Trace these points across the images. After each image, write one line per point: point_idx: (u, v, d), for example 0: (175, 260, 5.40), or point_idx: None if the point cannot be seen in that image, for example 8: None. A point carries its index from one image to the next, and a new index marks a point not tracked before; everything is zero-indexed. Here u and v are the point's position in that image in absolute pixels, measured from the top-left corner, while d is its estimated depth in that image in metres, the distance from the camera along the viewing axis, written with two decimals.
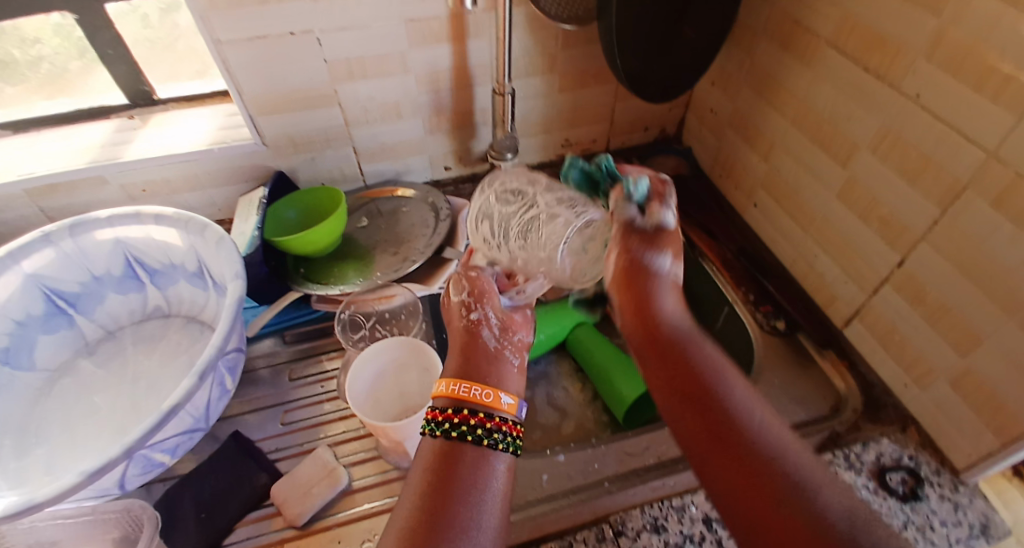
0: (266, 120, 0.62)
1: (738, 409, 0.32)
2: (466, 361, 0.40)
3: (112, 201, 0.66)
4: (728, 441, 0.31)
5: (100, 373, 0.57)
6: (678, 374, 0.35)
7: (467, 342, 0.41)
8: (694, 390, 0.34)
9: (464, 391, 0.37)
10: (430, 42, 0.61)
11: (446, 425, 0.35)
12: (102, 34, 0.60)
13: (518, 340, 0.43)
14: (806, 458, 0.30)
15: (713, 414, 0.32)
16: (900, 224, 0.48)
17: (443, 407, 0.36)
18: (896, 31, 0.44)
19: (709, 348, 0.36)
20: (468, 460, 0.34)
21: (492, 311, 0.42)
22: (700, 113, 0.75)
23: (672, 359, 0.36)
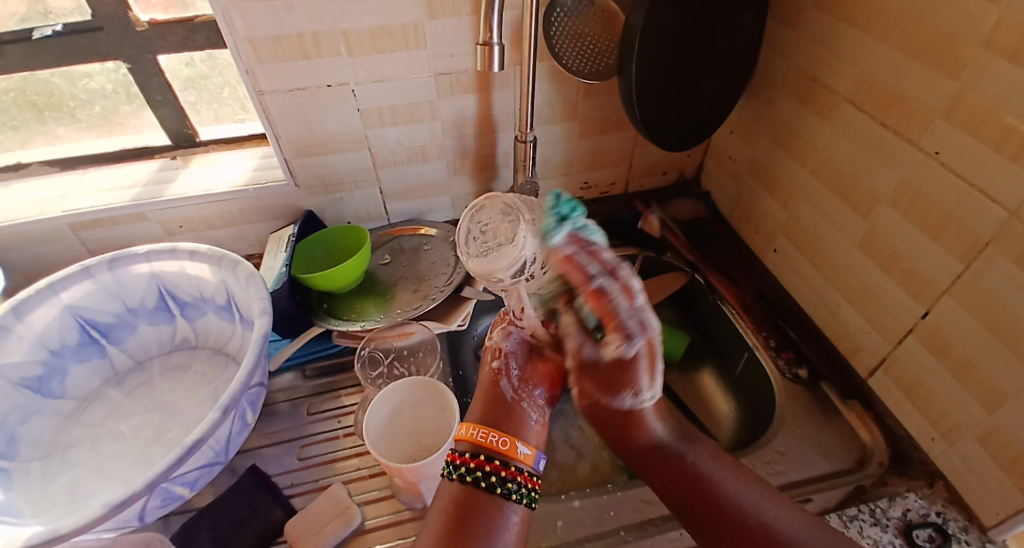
0: (300, 162, 0.65)
1: (727, 494, 0.40)
2: (486, 404, 0.43)
3: (150, 236, 0.69)
4: (732, 531, 0.38)
5: (127, 401, 0.59)
6: (678, 484, 0.42)
7: (490, 386, 0.44)
8: (714, 524, 0.39)
9: (482, 437, 0.39)
10: (457, 93, 0.64)
11: (463, 470, 0.38)
12: (152, 81, 0.65)
13: (541, 393, 0.44)
14: (786, 518, 0.38)
15: (713, 507, 0.40)
16: (924, 277, 0.47)
17: (465, 451, 0.39)
18: (913, 91, 0.45)
19: (688, 450, 0.43)
20: (481, 506, 0.37)
21: (515, 361, 0.45)
22: (719, 158, 0.77)
23: (667, 471, 0.43)
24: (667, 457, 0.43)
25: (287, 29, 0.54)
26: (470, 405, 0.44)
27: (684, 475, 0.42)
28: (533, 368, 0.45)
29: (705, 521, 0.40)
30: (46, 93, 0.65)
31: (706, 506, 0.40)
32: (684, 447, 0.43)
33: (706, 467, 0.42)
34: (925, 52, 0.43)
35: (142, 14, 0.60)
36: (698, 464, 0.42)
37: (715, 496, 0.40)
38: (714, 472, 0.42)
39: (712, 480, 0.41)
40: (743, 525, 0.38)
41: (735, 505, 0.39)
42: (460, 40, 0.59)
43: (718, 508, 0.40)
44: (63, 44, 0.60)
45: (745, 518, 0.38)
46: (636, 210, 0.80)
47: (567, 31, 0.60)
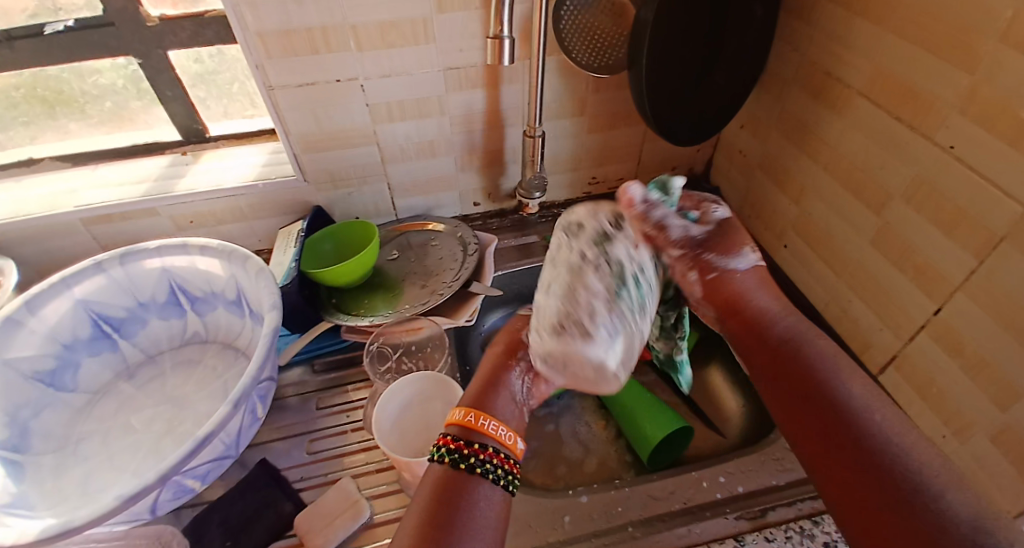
0: (308, 157, 0.65)
1: (835, 393, 0.37)
2: (485, 389, 0.42)
3: (160, 231, 0.70)
4: (845, 455, 0.34)
5: (137, 395, 0.60)
6: (800, 402, 0.38)
7: (494, 372, 0.43)
8: (817, 420, 0.37)
9: (494, 429, 0.38)
10: (465, 88, 0.64)
11: (455, 453, 0.36)
12: (162, 76, 0.65)
13: (541, 392, 0.44)
14: (900, 433, 0.34)
15: (833, 430, 0.36)
16: (937, 274, 0.47)
17: (457, 436, 0.38)
18: (929, 85, 0.44)
19: (820, 341, 0.41)
20: (472, 491, 0.35)
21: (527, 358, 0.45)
22: (729, 153, 0.76)
23: (779, 360, 0.41)
24: (798, 368, 0.40)
25: (295, 23, 0.54)
26: (467, 386, 0.42)
27: (809, 380, 0.39)
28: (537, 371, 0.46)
29: (822, 438, 0.36)
30: (58, 89, 0.65)
31: (822, 425, 0.36)
32: (804, 339, 0.41)
33: (848, 391, 0.37)
34: (940, 44, 0.42)
35: (152, 10, 0.60)
36: (838, 388, 0.37)
37: (838, 417, 0.36)
38: (856, 399, 0.36)
39: (843, 401, 0.36)
40: (846, 428, 0.35)
41: (861, 431, 0.35)
42: (468, 35, 0.59)
43: (839, 427, 0.35)
44: (74, 40, 0.60)
45: (848, 423, 0.35)
46: None
47: (577, 24, 0.59)
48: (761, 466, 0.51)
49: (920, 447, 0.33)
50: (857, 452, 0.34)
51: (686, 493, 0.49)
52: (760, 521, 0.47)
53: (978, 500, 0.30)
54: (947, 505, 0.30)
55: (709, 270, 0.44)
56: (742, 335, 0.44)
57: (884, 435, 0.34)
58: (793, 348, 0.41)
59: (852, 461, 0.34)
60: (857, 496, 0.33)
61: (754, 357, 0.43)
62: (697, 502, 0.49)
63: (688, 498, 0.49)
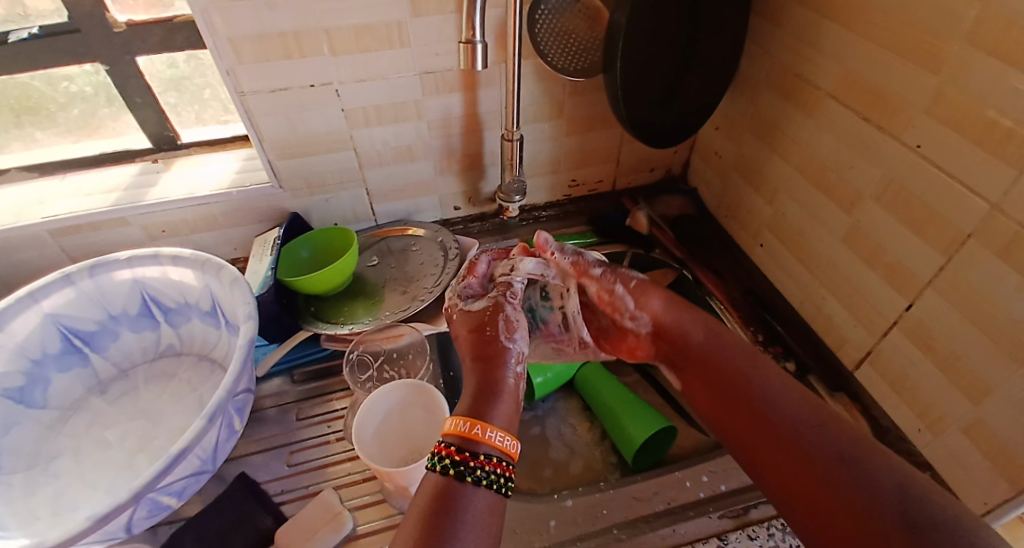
0: (283, 164, 0.64)
1: (764, 400, 0.41)
2: (478, 392, 0.42)
3: (132, 241, 0.68)
4: (791, 461, 0.37)
5: (110, 410, 0.58)
6: (738, 420, 0.42)
7: (486, 376, 0.44)
8: (752, 426, 0.41)
9: (495, 439, 0.38)
10: (443, 92, 0.64)
11: (448, 462, 0.36)
12: (131, 83, 0.64)
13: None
14: (826, 424, 0.38)
15: (772, 432, 0.39)
16: (908, 271, 0.48)
17: (454, 445, 0.37)
18: (895, 87, 0.45)
19: (742, 357, 0.45)
20: (467, 501, 0.35)
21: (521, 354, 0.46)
22: (705, 155, 0.77)
23: (711, 386, 0.45)
24: (730, 385, 0.44)
25: (268, 28, 0.53)
26: (457, 404, 0.42)
27: (742, 396, 0.43)
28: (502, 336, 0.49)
29: (763, 446, 0.39)
30: (21, 97, 0.63)
31: (765, 429, 0.40)
32: (749, 367, 0.44)
33: (766, 389, 0.42)
34: (907, 46, 0.43)
35: (119, 15, 0.59)
36: (763, 392, 0.42)
37: (771, 419, 0.40)
38: (775, 396, 0.41)
39: (771, 405, 0.41)
40: (773, 426, 0.39)
41: (795, 430, 0.38)
42: (445, 39, 0.59)
43: (766, 429, 0.40)
44: (36, 47, 0.58)
45: (776, 423, 0.39)
46: (624, 208, 0.80)
47: (551, 29, 0.60)
48: None
49: (844, 429, 0.37)
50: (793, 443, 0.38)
51: (670, 493, 0.50)
52: (742, 518, 0.47)
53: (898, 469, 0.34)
54: (880, 478, 0.33)
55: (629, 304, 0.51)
56: (694, 381, 0.47)
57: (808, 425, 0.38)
58: (714, 369, 0.46)
59: (793, 458, 0.37)
60: (798, 494, 0.36)
61: (699, 393, 0.47)
62: (680, 502, 0.49)
63: (672, 498, 0.49)
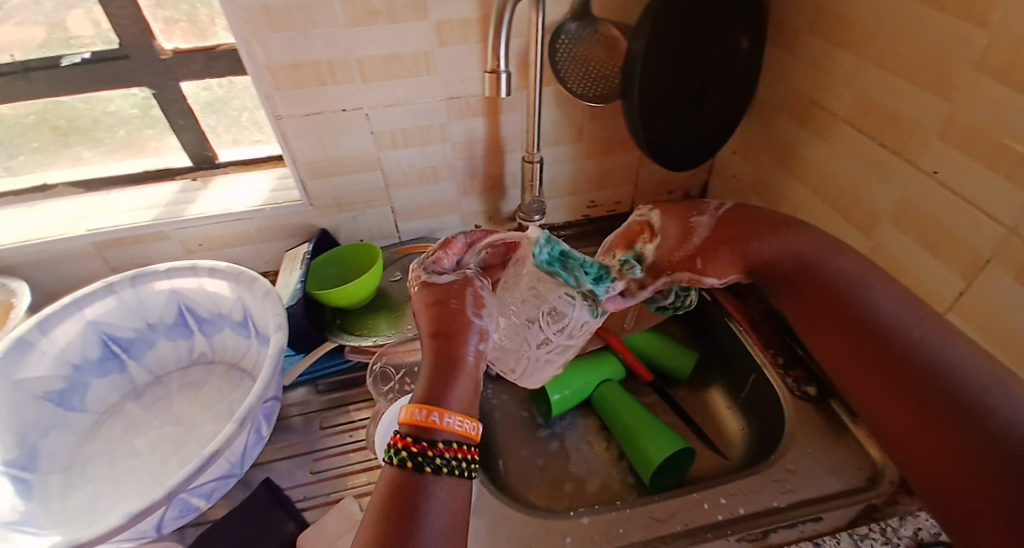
0: (314, 183, 0.68)
1: (883, 319, 0.34)
2: (434, 379, 0.36)
3: (171, 255, 0.72)
4: (930, 421, 0.29)
5: (144, 416, 0.60)
6: (855, 358, 0.34)
7: (442, 357, 0.37)
8: (858, 347, 0.34)
9: (425, 417, 0.33)
10: (467, 116, 0.67)
11: (399, 452, 0.32)
12: (175, 106, 0.68)
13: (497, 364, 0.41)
14: (960, 354, 0.30)
15: (881, 368, 0.33)
16: (927, 293, 0.48)
17: (407, 434, 0.33)
18: (908, 113, 0.46)
19: (877, 290, 0.35)
20: (426, 493, 0.31)
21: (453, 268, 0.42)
22: (724, 177, 0.77)
23: (842, 317, 0.36)
24: (846, 318, 0.35)
25: (304, 57, 0.56)
26: (417, 381, 0.36)
27: (853, 318, 0.35)
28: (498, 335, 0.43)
29: (880, 396, 0.33)
30: (75, 118, 0.68)
31: (851, 345, 0.35)
32: (860, 286, 0.36)
33: (875, 300, 0.35)
34: (918, 73, 0.44)
35: (166, 43, 0.63)
36: (874, 306, 0.34)
37: (881, 347, 0.33)
38: (892, 312, 0.34)
39: (884, 331, 0.33)
40: (889, 357, 0.32)
41: (930, 373, 0.30)
42: (469, 68, 0.62)
43: (893, 370, 0.32)
44: (91, 72, 0.63)
45: (886, 341, 0.33)
46: None
47: (571, 56, 0.62)
48: (763, 486, 0.51)
49: (951, 342, 0.31)
50: (897, 367, 0.32)
51: (688, 514, 0.49)
52: (761, 541, 0.47)
53: (1020, 396, 0.28)
54: (998, 419, 0.27)
55: (693, 214, 0.44)
56: (813, 300, 0.38)
57: (934, 347, 0.31)
58: (829, 285, 0.37)
59: (921, 427, 0.30)
60: (905, 441, 0.31)
61: (823, 336, 0.37)
62: (698, 523, 0.49)
63: (690, 519, 0.49)
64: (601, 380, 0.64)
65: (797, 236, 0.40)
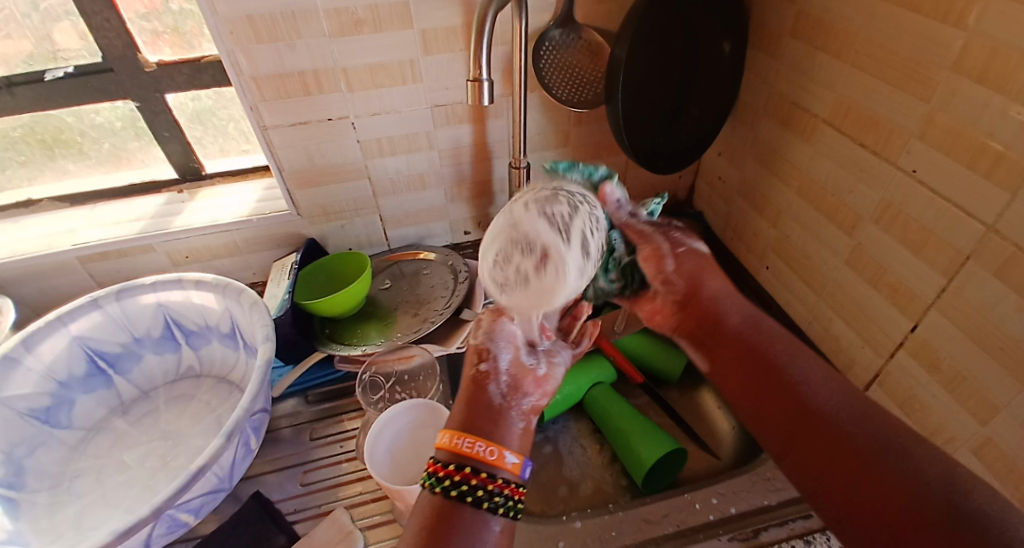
0: (301, 193, 0.68)
1: (800, 382, 0.37)
2: (469, 409, 0.40)
3: (157, 267, 0.71)
4: (865, 477, 0.31)
5: (131, 432, 0.60)
6: (774, 414, 0.37)
7: (472, 401, 0.41)
8: (779, 403, 0.37)
9: (465, 445, 0.37)
10: (453, 123, 0.67)
11: (446, 482, 0.35)
12: (160, 118, 0.68)
13: (527, 400, 0.42)
14: (886, 425, 0.33)
15: (806, 430, 0.35)
16: (909, 290, 0.49)
17: (445, 461, 0.37)
18: (887, 115, 0.47)
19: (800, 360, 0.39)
20: (460, 520, 0.34)
21: (500, 363, 0.43)
22: (710, 180, 0.78)
23: (753, 378, 0.40)
24: (756, 367, 0.40)
25: (289, 67, 0.57)
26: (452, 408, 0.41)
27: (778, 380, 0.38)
28: (520, 374, 0.43)
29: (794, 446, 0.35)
30: (57, 131, 0.67)
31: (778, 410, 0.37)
32: (789, 354, 0.39)
33: (798, 372, 0.38)
34: (896, 75, 0.45)
35: (150, 56, 0.63)
36: (792, 370, 0.38)
37: (815, 419, 0.35)
38: (810, 381, 0.37)
39: (800, 396, 0.36)
40: (806, 414, 0.35)
41: (861, 441, 0.32)
42: (454, 75, 0.62)
43: (812, 425, 0.35)
44: (74, 86, 0.62)
45: (804, 402, 0.36)
46: None
47: (555, 62, 0.63)
48: (753, 486, 0.51)
49: (886, 418, 0.33)
50: (831, 434, 0.34)
51: (679, 516, 0.50)
52: (753, 541, 0.47)
53: (973, 479, 0.29)
54: (923, 468, 0.30)
55: (680, 245, 0.46)
56: (729, 360, 0.42)
57: (839, 413, 0.34)
58: (762, 348, 0.40)
59: (859, 485, 0.31)
60: (858, 506, 0.31)
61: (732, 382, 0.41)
62: (690, 524, 0.49)
63: (681, 520, 0.49)
64: (591, 383, 0.64)
65: (739, 300, 0.44)
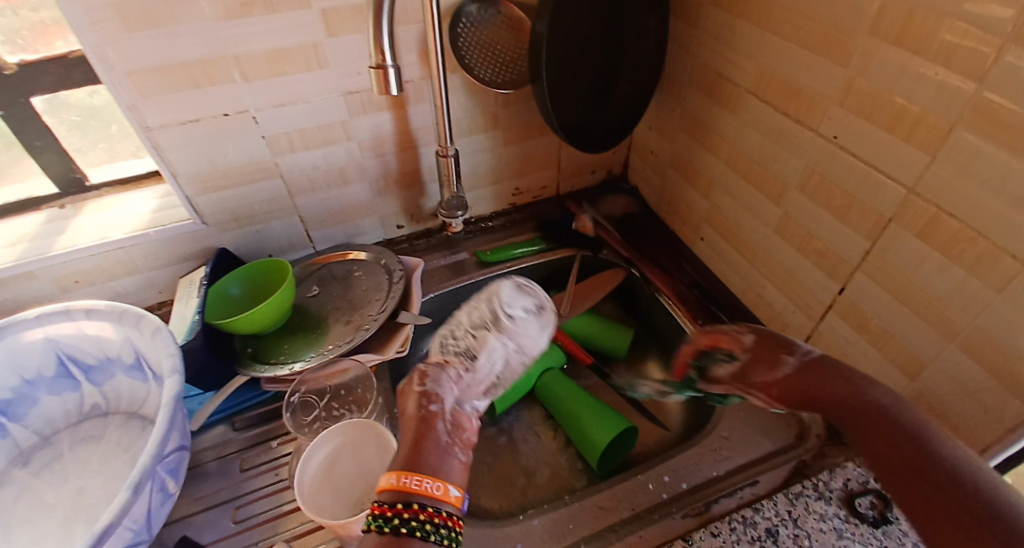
0: (205, 199, 0.61)
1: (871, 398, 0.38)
2: (411, 450, 0.38)
3: (45, 297, 0.62)
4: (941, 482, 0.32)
5: (33, 482, 0.53)
6: (871, 434, 0.37)
7: (419, 433, 0.40)
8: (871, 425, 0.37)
9: (415, 483, 0.35)
10: (370, 110, 0.61)
11: (395, 520, 0.33)
12: (31, 126, 0.59)
13: (465, 435, 0.42)
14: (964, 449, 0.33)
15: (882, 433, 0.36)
16: (835, 253, 0.49)
17: (390, 501, 0.34)
18: (808, 82, 0.46)
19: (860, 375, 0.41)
20: None
21: (446, 404, 0.43)
22: (643, 154, 0.77)
23: (814, 390, 0.42)
24: (849, 408, 0.39)
25: (170, 58, 0.49)
26: (396, 449, 0.39)
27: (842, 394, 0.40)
28: (462, 420, 0.44)
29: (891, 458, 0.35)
30: None
31: (875, 434, 0.37)
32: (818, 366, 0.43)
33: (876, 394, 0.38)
34: (816, 40, 0.44)
35: (6, 55, 0.54)
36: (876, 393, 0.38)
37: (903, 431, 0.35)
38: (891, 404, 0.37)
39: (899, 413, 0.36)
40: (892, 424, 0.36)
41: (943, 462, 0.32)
42: (365, 58, 0.57)
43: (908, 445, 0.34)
44: None
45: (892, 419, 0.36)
46: (570, 211, 0.77)
47: (475, 41, 0.59)
48: (702, 458, 0.52)
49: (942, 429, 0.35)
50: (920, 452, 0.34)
51: (633, 499, 0.49)
52: (705, 514, 0.48)
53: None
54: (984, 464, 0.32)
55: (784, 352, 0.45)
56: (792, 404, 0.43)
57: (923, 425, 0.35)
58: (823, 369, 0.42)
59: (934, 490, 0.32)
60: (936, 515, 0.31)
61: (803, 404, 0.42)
62: (645, 506, 0.49)
63: (635, 503, 0.49)
64: (541, 371, 0.62)
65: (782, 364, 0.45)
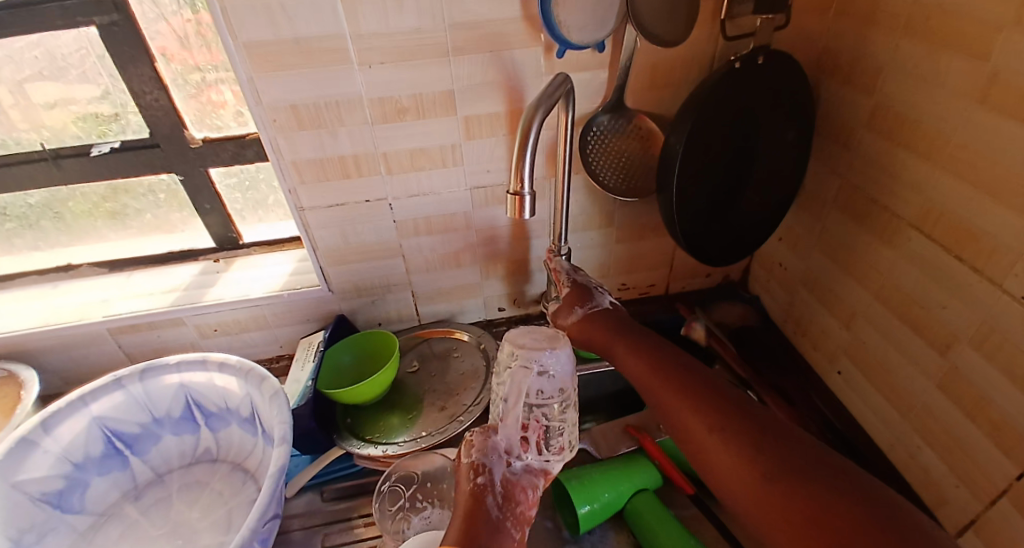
0: (334, 269, 0.65)
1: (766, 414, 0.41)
2: (464, 525, 0.36)
3: (184, 339, 0.70)
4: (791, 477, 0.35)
5: (142, 521, 0.57)
6: (731, 426, 0.40)
7: (471, 510, 0.37)
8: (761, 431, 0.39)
9: None
10: (491, 204, 0.64)
11: None
12: (204, 192, 0.68)
13: (520, 509, 0.39)
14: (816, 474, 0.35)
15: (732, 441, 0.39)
16: (1015, 431, 0.41)
17: None
18: (988, 229, 0.41)
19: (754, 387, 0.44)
20: None
21: (495, 477, 0.40)
22: (767, 265, 0.73)
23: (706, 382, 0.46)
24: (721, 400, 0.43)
25: (329, 152, 0.55)
26: (448, 524, 0.37)
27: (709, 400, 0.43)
28: (516, 493, 0.40)
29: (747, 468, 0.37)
30: (102, 201, 0.68)
31: (736, 412, 0.41)
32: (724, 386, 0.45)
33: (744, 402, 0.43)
34: (997, 186, 0.39)
35: (195, 132, 0.64)
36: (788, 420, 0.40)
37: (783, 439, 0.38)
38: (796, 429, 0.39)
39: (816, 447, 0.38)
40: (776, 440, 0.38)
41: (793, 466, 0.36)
42: (496, 159, 0.60)
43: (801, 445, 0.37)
44: (121, 159, 0.63)
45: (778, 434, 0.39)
46: (678, 313, 0.76)
47: (604, 149, 0.60)
48: None
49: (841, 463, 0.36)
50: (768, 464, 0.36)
51: None
52: None
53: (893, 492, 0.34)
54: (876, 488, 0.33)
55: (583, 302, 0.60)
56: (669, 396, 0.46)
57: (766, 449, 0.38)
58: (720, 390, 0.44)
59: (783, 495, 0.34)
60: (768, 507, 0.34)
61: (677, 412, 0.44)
62: None
63: None
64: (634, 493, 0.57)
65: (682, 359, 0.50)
